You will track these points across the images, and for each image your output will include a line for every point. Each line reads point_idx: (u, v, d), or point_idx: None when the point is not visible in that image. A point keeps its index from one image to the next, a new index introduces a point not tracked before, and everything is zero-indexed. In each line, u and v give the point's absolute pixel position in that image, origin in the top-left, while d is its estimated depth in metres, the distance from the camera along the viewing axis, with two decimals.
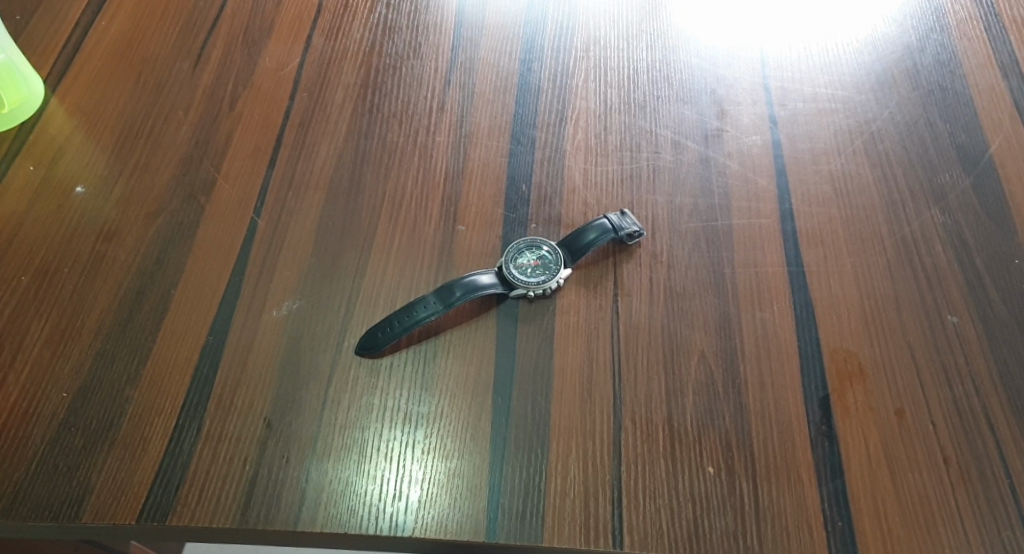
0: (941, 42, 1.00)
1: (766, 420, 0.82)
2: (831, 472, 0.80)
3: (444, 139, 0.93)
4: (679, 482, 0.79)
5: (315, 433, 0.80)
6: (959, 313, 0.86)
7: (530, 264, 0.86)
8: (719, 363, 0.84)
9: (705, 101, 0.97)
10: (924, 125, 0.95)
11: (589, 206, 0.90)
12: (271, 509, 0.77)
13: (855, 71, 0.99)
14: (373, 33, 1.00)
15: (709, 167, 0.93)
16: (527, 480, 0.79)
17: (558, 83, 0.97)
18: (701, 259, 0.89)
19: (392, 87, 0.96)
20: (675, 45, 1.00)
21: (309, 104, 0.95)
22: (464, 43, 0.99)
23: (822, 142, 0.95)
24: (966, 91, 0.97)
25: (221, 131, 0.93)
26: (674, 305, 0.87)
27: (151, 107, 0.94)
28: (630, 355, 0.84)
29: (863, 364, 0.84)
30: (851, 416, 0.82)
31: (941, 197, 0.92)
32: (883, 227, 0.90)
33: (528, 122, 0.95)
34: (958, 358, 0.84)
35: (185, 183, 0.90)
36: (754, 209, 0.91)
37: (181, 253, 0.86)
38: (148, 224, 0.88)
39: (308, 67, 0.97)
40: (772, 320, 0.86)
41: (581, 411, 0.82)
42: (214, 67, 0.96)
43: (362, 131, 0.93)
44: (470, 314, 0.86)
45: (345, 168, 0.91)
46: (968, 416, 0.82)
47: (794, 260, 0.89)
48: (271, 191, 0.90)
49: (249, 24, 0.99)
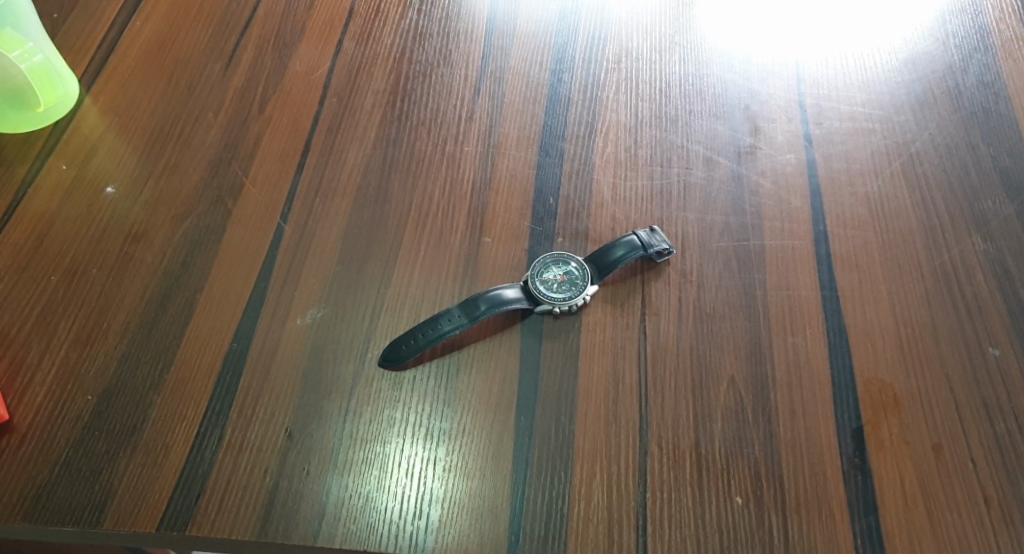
0: (984, 62, 0.97)
1: (796, 450, 0.80)
2: (864, 507, 0.77)
3: (473, 149, 0.93)
4: (705, 512, 0.77)
5: (335, 447, 0.79)
6: (1000, 345, 0.83)
7: (556, 279, 0.85)
8: (749, 388, 0.82)
9: (738, 117, 0.95)
10: (966, 148, 0.93)
11: (618, 222, 0.89)
12: (290, 524, 0.76)
13: (894, 89, 0.96)
14: (404, 41, 1.00)
15: (742, 185, 0.91)
16: (549, 503, 0.77)
17: (589, 95, 0.96)
18: (732, 279, 0.87)
19: (422, 95, 0.96)
20: (709, 59, 0.99)
21: (338, 111, 0.95)
22: (495, 52, 0.99)
23: (859, 162, 0.92)
24: (1010, 114, 0.94)
25: (250, 134, 0.93)
26: (703, 327, 0.85)
27: (182, 109, 0.94)
28: (657, 376, 0.83)
29: (897, 394, 0.82)
30: (885, 449, 0.79)
31: (982, 223, 0.89)
32: (921, 253, 0.88)
33: (557, 134, 0.94)
34: (999, 393, 0.81)
35: (213, 186, 0.90)
36: (788, 230, 0.89)
37: (207, 256, 0.86)
38: (175, 226, 0.88)
39: (338, 72, 0.97)
40: (804, 345, 0.84)
41: (606, 433, 0.80)
42: (246, 70, 0.97)
43: (391, 139, 0.93)
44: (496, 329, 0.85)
45: (373, 176, 0.91)
46: (1010, 454, 0.79)
47: (828, 284, 0.87)
48: (299, 198, 0.90)
49: (281, 28, 1.00)
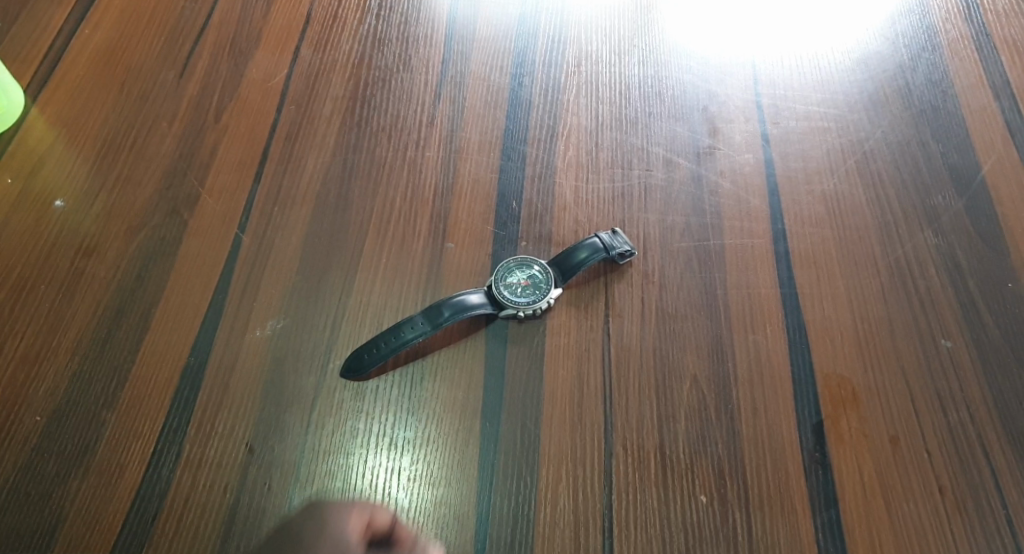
0: (932, 61, 0.99)
1: (759, 446, 0.81)
2: (825, 501, 0.79)
3: (434, 154, 0.92)
4: (671, 511, 0.78)
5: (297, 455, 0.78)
6: (952, 337, 0.85)
7: (520, 283, 0.84)
8: (711, 387, 0.83)
9: (697, 118, 0.95)
10: (916, 145, 0.94)
11: (581, 224, 0.89)
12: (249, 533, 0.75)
13: (848, 89, 0.98)
14: (362, 46, 0.98)
15: (701, 186, 0.92)
16: (516, 508, 0.77)
17: (549, 98, 0.96)
18: (693, 279, 0.87)
19: (381, 100, 0.94)
20: (668, 61, 0.99)
21: (296, 117, 0.93)
22: (454, 57, 0.98)
23: (815, 160, 0.94)
24: (957, 111, 0.96)
25: (206, 143, 0.90)
26: (666, 327, 0.85)
27: (134, 119, 0.92)
28: (621, 377, 0.83)
29: (856, 389, 0.83)
30: (845, 443, 0.81)
31: (933, 218, 0.91)
32: (876, 249, 0.89)
33: (518, 138, 0.93)
34: (952, 384, 0.83)
35: (168, 198, 0.87)
36: (747, 229, 0.90)
37: (163, 269, 0.84)
38: (129, 239, 0.85)
39: (295, 79, 0.95)
40: (765, 342, 0.85)
41: (572, 437, 0.80)
42: (200, 77, 0.94)
43: (349, 145, 0.92)
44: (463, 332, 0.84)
45: (332, 183, 0.89)
46: (963, 444, 0.81)
47: (787, 281, 0.88)
48: (257, 207, 0.88)
49: (236, 34, 0.97)
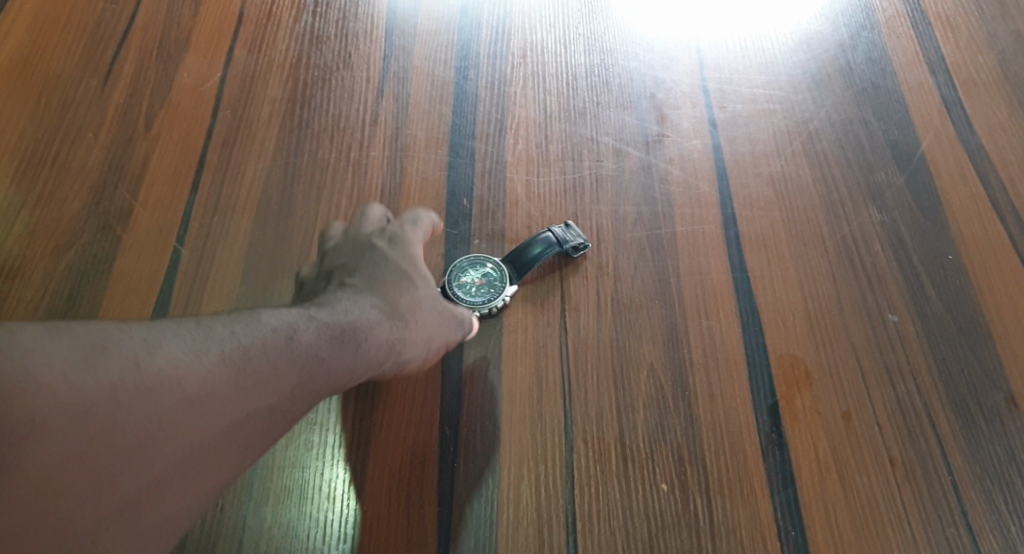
0: (871, 39, 0.99)
1: (717, 432, 0.80)
2: (782, 481, 0.78)
3: (380, 154, 0.89)
4: (633, 501, 0.77)
5: (349, 269, 0.74)
6: (899, 311, 0.85)
7: (474, 282, 0.83)
8: (668, 375, 0.82)
9: (644, 106, 0.94)
10: (860, 123, 0.95)
11: (533, 218, 0.87)
12: (337, 334, 0.67)
13: (791, 71, 0.98)
14: (299, 44, 0.94)
15: (651, 174, 0.91)
16: (478, 511, 0.76)
17: (495, 91, 0.93)
18: (647, 269, 0.87)
19: (322, 100, 0.91)
20: (614, 49, 0.98)
21: (233, 122, 0.89)
22: (396, 51, 0.94)
23: (762, 143, 0.93)
24: (897, 88, 0.96)
25: (137, 153, 0.86)
26: (621, 318, 0.84)
27: (56, 130, 0.86)
28: (579, 372, 0.82)
29: (809, 369, 0.83)
30: (800, 422, 0.81)
31: (877, 195, 0.91)
32: (824, 229, 0.89)
33: (466, 133, 0.91)
34: (899, 357, 0.83)
35: (99, 212, 0.83)
36: (697, 216, 0.89)
37: (96, 288, 0.79)
38: (56, 259, 0.80)
39: (230, 82, 0.91)
40: (719, 328, 0.84)
41: (533, 434, 0.79)
42: (127, 83, 0.89)
43: (290, 149, 0.88)
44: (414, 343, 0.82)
45: (274, 188, 0.86)
46: (910, 415, 0.81)
47: (738, 266, 0.87)
48: (195, 217, 0.84)
49: (163, 37, 0.92)
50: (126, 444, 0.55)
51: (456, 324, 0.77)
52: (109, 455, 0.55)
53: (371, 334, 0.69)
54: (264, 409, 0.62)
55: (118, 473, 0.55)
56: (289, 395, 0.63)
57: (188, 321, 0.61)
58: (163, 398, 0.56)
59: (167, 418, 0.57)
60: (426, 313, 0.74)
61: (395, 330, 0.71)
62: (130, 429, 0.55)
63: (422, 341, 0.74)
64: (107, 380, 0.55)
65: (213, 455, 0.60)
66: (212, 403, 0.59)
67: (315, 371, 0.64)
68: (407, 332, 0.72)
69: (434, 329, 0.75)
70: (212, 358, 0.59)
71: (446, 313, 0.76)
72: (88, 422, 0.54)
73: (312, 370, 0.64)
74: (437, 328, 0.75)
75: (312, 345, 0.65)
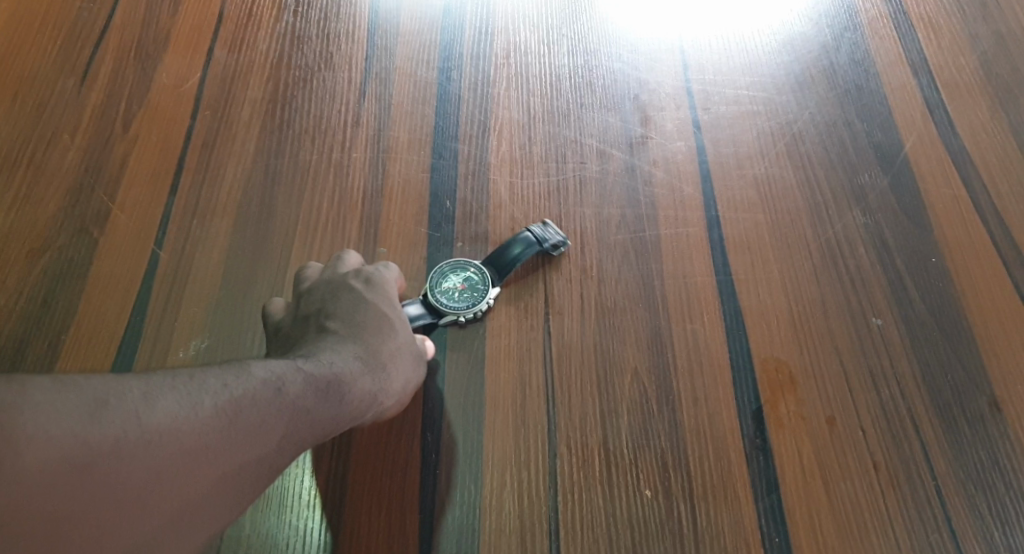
0: (855, 41, 0.99)
1: (701, 437, 0.80)
2: (766, 486, 0.78)
3: (362, 155, 0.88)
4: (616, 508, 0.77)
5: (327, 314, 0.72)
6: (882, 315, 0.85)
7: (457, 288, 0.82)
8: (652, 379, 0.82)
9: (627, 107, 0.94)
10: (843, 125, 0.94)
11: (516, 221, 0.87)
12: (318, 384, 0.65)
13: (775, 72, 0.97)
14: (280, 44, 0.93)
15: (635, 177, 0.91)
16: (461, 518, 0.76)
17: (478, 92, 0.93)
18: (631, 272, 0.86)
19: (303, 101, 0.90)
20: (597, 50, 0.97)
21: (213, 123, 0.88)
22: (378, 52, 0.93)
23: (746, 145, 0.93)
24: (880, 90, 0.96)
25: (115, 156, 0.85)
26: (605, 322, 0.84)
27: (32, 131, 0.85)
28: (563, 376, 0.82)
29: (793, 373, 0.83)
30: (784, 427, 0.81)
31: (861, 197, 0.91)
32: (808, 231, 0.89)
33: (449, 135, 0.90)
34: (883, 361, 0.83)
35: (75, 215, 0.81)
36: (681, 218, 0.89)
37: (72, 293, 0.78)
38: (32, 263, 0.79)
39: (209, 82, 0.89)
40: (703, 332, 0.84)
41: (516, 439, 0.79)
42: (104, 84, 0.88)
43: (271, 150, 0.87)
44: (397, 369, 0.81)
45: (254, 191, 0.85)
46: (895, 420, 0.81)
47: (722, 269, 0.87)
48: (174, 219, 0.82)
49: (142, 36, 0.91)
50: (126, 497, 0.55)
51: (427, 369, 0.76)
52: (108, 508, 0.54)
53: (355, 382, 0.67)
54: (254, 461, 0.60)
55: (117, 528, 0.54)
56: (278, 445, 0.61)
57: (182, 375, 0.60)
58: (163, 450, 0.56)
59: (164, 470, 0.56)
60: (405, 359, 0.73)
61: (378, 377, 0.70)
62: (129, 482, 0.55)
63: (398, 390, 0.72)
64: (109, 435, 0.55)
65: (209, 504, 0.59)
66: (210, 453, 0.58)
67: (300, 421, 0.63)
68: (389, 381, 0.71)
69: (411, 375, 0.73)
70: (206, 414, 0.58)
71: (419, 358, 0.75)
72: (88, 474, 0.54)
73: (294, 421, 0.62)
74: (410, 377, 0.73)
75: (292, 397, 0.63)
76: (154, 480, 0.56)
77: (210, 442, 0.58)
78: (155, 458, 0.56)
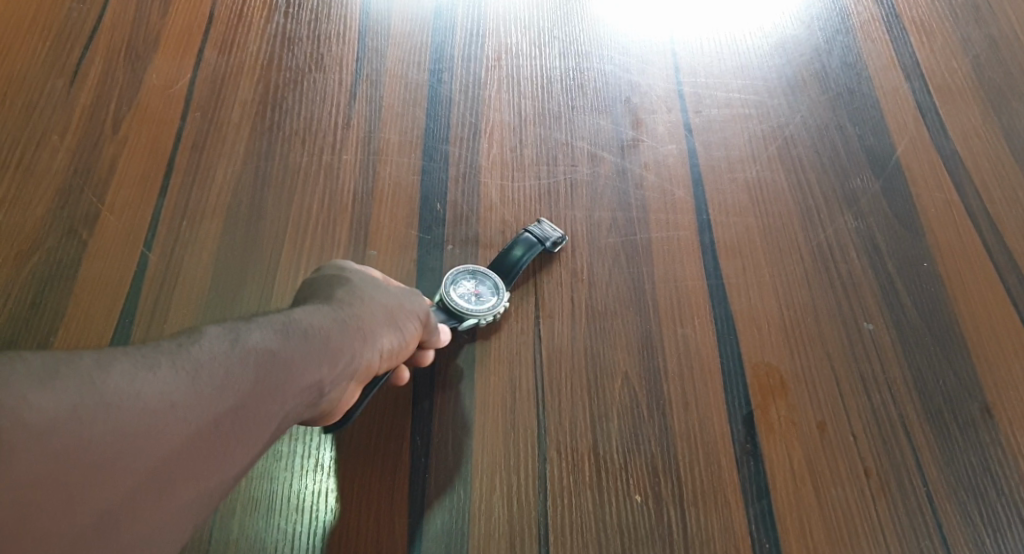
0: (847, 44, 0.99)
1: (692, 442, 0.80)
2: (757, 492, 0.78)
3: (352, 157, 0.88)
4: (606, 513, 0.77)
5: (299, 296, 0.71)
6: (874, 320, 0.85)
7: (470, 291, 0.81)
8: (643, 383, 0.82)
9: (619, 110, 0.94)
10: (835, 129, 0.94)
11: (507, 224, 0.86)
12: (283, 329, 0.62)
13: (767, 75, 0.97)
14: (271, 46, 0.92)
15: (626, 179, 0.90)
16: (451, 523, 0.76)
17: (469, 94, 0.93)
18: (621, 275, 0.86)
19: (293, 102, 0.90)
20: (589, 52, 0.97)
21: (203, 124, 0.87)
22: (369, 54, 0.93)
23: (737, 149, 0.93)
24: (873, 93, 0.96)
25: (104, 157, 0.84)
26: (595, 325, 0.84)
27: (21, 132, 0.84)
28: (553, 380, 0.81)
29: (785, 378, 0.83)
30: (775, 432, 0.80)
31: (853, 202, 0.91)
32: (800, 235, 0.89)
33: (440, 137, 0.90)
34: (875, 367, 0.83)
35: (64, 217, 0.81)
36: (672, 221, 0.89)
37: (61, 294, 0.78)
38: (20, 264, 0.79)
39: (199, 83, 0.89)
40: (694, 336, 0.84)
41: (506, 444, 0.79)
42: (94, 84, 0.88)
43: (261, 151, 0.87)
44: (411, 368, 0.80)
45: (244, 192, 0.84)
46: (886, 425, 0.81)
47: (713, 272, 0.87)
48: (163, 221, 0.82)
49: (132, 36, 0.91)
50: (88, 459, 0.52)
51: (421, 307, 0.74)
52: (71, 474, 0.51)
53: (337, 330, 0.65)
54: None
55: (86, 496, 0.51)
56: None
57: None
58: (123, 411, 0.53)
59: (130, 432, 0.53)
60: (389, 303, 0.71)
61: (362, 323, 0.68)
62: (92, 447, 0.52)
63: (382, 327, 0.69)
64: (67, 400, 0.52)
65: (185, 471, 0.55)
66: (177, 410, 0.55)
67: (270, 365, 0.59)
68: (375, 326, 0.68)
69: (401, 316, 0.71)
70: (166, 371, 0.55)
71: (409, 299, 0.73)
72: (45, 439, 0.51)
73: (272, 370, 0.59)
74: (393, 314, 0.70)
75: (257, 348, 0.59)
76: (118, 446, 0.53)
77: (178, 402, 0.55)
78: (118, 419, 0.53)
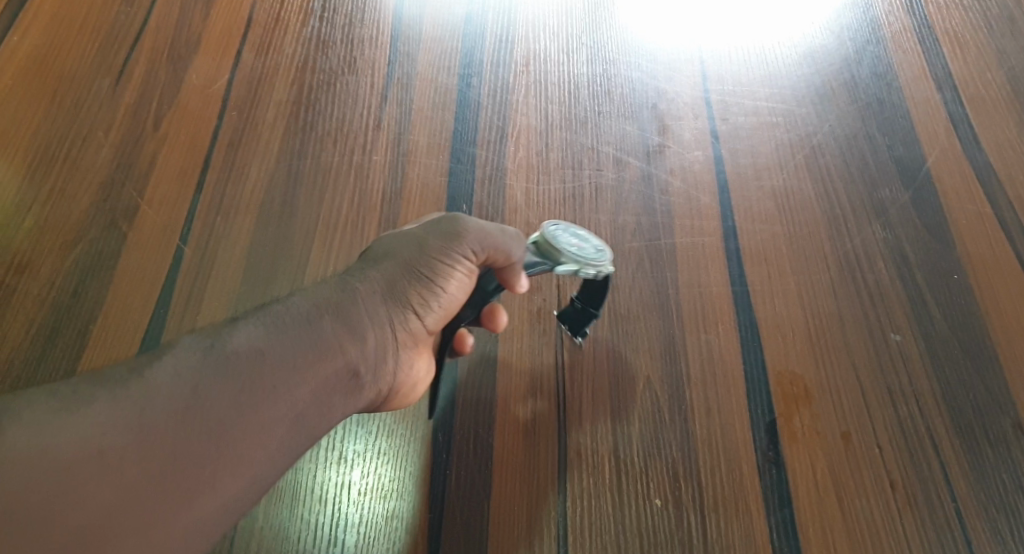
0: (877, 54, 1.00)
1: (713, 447, 0.80)
2: (779, 501, 0.78)
3: (382, 158, 0.90)
4: (626, 517, 0.77)
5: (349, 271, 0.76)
6: (901, 330, 0.85)
7: (578, 244, 0.80)
8: (664, 388, 0.82)
9: (646, 116, 0.95)
10: (863, 139, 0.94)
11: (533, 225, 0.88)
12: (271, 322, 0.68)
13: (795, 84, 0.98)
14: (306, 48, 0.95)
15: (652, 185, 0.91)
16: (469, 520, 0.77)
17: (498, 99, 0.94)
18: (645, 279, 0.87)
19: (327, 104, 0.92)
20: (617, 59, 0.98)
21: (239, 124, 0.90)
22: (400, 58, 0.96)
23: (764, 157, 0.94)
24: (903, 104, 0.96)
25: (145, 153, 0.88)
26: (618, 329, 0.85)
27: (69, 129, 0.88)
28: (575, 383, 0.82)
29: (808, 386, 0.83)
30: (798, 440, 0.80)
31: (881, 212, 0.91)
32: (826, 243, 0.89)
33: (468, 140, 0.92)
34: (901, 378, 0.83)
35: (105, 210, 0.84)
36: (697, 227, 0.90)
37: (101, 284, 0.81)
38: (64, 255, 0.82)
39: (237, 84, 0.92)
40: (718, 342, 0.84)
41: (526, 444, 0.80)
42: (138, 85, 0.91)
43: (294, 151, 0.89)
44: (473, 339, 0.83)
45: (277, 191, 0.87)
46: (912, 437, 0.80)
47: (738, 279, 0.87)
48: (199, 217, 0.85)
49: (174, 38, 0.94)
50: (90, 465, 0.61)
51: (460, 245, 0.74)
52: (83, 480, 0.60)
53: (359, 309, 0.71)
54: None
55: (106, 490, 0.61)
56: None
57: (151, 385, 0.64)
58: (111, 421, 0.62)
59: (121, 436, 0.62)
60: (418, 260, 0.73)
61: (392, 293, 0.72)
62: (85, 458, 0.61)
63: (400, 294, 0.72)
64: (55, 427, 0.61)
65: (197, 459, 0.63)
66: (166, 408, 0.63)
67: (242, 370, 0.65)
68: (403, 292, 0.73)
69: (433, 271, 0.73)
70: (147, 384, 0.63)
71: (447, 241, 0.74)
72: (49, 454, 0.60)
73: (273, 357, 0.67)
74: (411, 275, 0.73)
75: (245, 348, 0.66)
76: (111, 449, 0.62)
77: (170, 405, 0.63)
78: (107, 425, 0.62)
